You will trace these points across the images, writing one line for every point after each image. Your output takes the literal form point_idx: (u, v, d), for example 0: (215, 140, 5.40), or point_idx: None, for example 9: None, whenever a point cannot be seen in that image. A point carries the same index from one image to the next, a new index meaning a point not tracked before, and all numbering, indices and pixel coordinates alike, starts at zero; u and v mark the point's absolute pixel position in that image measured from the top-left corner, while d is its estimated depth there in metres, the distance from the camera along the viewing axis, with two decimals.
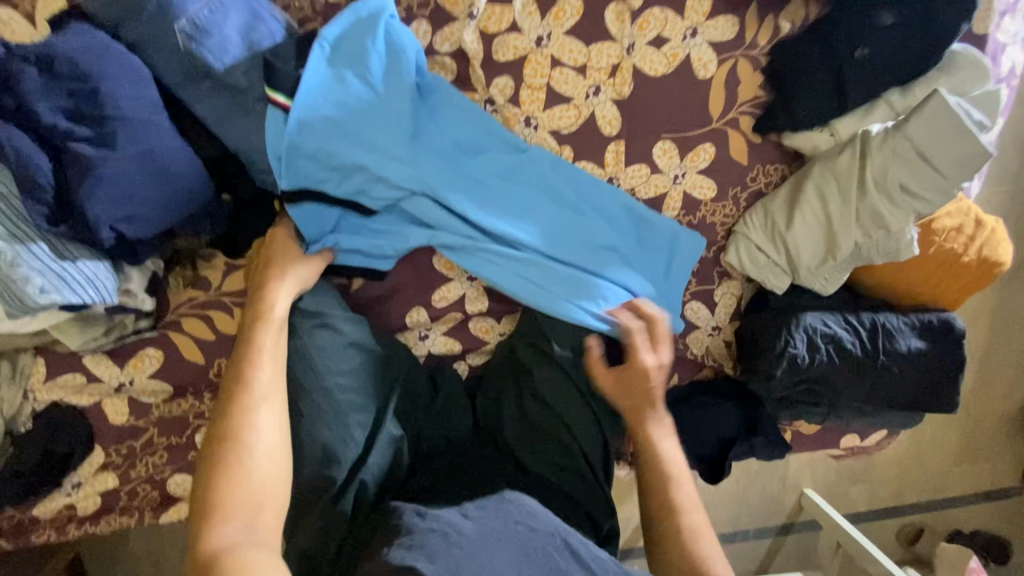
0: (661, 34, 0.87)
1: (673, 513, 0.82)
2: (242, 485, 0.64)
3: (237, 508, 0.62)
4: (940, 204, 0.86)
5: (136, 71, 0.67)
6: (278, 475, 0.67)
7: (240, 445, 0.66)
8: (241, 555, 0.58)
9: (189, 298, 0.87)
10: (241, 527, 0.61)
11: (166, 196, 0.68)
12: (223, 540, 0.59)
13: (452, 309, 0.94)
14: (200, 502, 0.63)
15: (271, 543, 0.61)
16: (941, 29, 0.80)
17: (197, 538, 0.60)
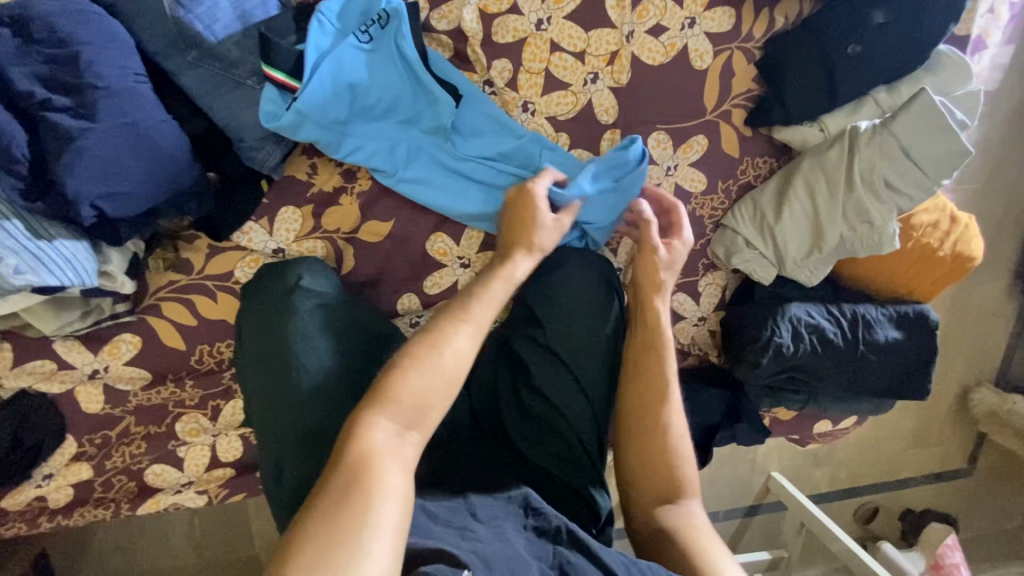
0: (660, 23, 0.87)
1: (654, 399, 0.85)
2: (411, 393, 0.66)
3: (398, 414, 0.65)
4: (919, 200, 0.89)
5: (117, 37, 0.62)
6: (447, 395, 0.69)
7: (431, 362, 0.69)
8: (380, 466, 0.60)
9: (170, 281, 0.83)
10: (390, 435, 0.63)
11: (152, 173, 0.64)
12: (374, 440, 0.62)
13: (445, 297, 0.93)
14: (372, 388, 0.67)
15: (406, 461, 0.63)
16: (925, 28, 0.83)
17: (356, 424, 0.63)
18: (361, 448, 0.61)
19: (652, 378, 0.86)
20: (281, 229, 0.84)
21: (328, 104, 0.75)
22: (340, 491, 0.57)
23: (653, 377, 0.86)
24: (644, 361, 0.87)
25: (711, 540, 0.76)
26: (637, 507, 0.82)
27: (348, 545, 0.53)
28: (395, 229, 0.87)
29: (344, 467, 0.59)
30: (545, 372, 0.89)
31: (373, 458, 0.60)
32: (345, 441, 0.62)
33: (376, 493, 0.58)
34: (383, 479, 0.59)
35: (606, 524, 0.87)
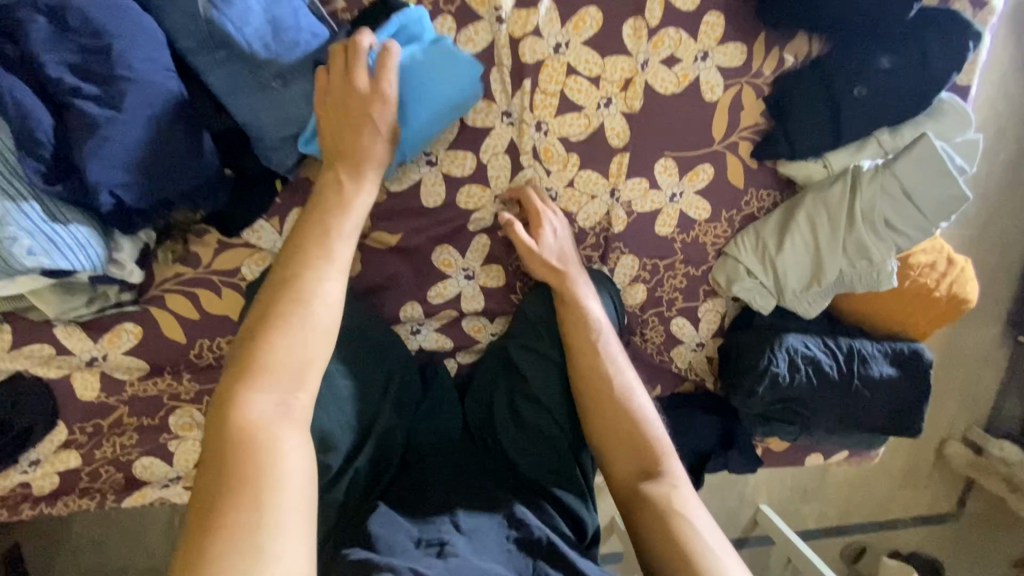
0: (674, 54, 0.90)
1: (598, 365, 0.86)
2: (280, 357, 0.62)
3: (272, 381, 0.61)
4: (918, 240, 0.91)
5: (150, 32, 0.64)
6: (320, 351, 0.65)
7: (299, 315, 0.65)
8: (269, 437, 0.57)
9: (176, 274, 0.84)
10: (268, 403, 0.60)
11: (169, 164, 0.66)
12: (254, 414, 0.58)
13: (447, 307, 0.97)
14: (237, 361, 0.62)
15: (299, 424, 0.60)
16: (929, 79, 0.86)
17: (227, 403, 0.59)
18: (237, 426, 0.57)
19: (589, 352, 0.87)
20: (290, 229, 0.85)
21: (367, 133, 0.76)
22: (221, 486, 0.53)
23: (589, 354, 0.87)
24: (588, 363, 0.86)
25: (696, 509, 0.74)
26: (619, 487, 0.80)
27: (246, 542, 0.50)
28: (402, 240, 0.91)
29: (225, 448, 0.56)
30: (542, 383, 0.90)
31: (257, 430, 0.57)
32: (220, 424, 0.57)
33: (268, 473, 0.55)
34: (274, 451, 0.56)
35: (593, 544, 0.85)
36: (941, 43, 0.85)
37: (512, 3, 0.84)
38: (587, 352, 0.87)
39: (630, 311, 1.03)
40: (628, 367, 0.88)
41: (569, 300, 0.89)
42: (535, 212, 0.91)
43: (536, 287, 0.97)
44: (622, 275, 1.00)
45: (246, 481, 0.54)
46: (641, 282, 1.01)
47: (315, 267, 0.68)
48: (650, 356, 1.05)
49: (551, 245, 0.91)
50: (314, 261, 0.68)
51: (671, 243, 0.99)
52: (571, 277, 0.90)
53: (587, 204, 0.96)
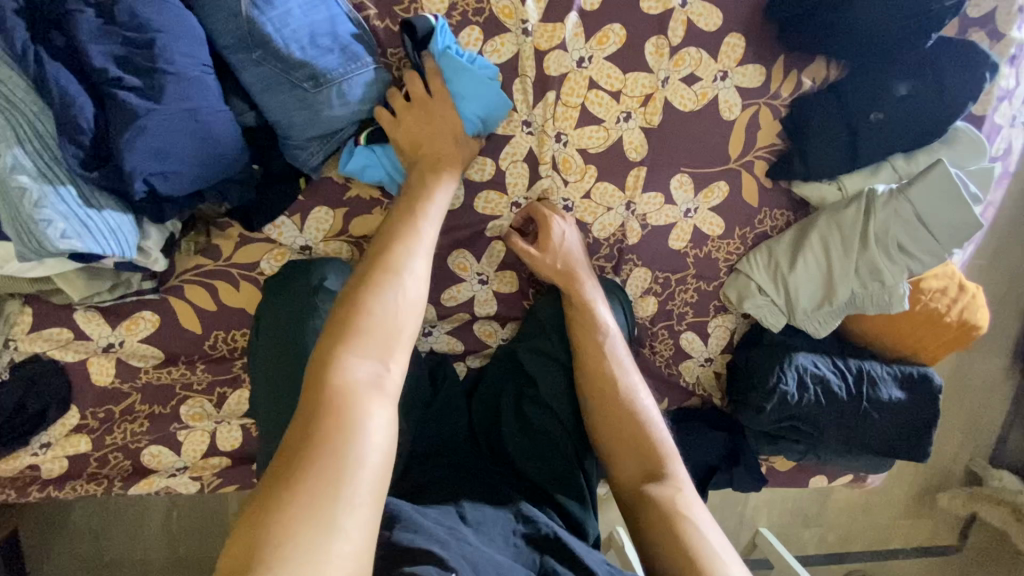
0: (694, 72, 0.92)
1: (605, 369, 0.87)
2: (375, 327, 0.66)
3: (374, 348, 0.64)
4: (931, 265, 0.91)
5: (191, 29, 0.66)
6: (410, 328, 0.68)
7: (385, 301, 0.67)
8: (361, 400, 0.59)
9: (196, 266, 0.85)
10: (364, 368, 0.62)
11: (204, 154, 0.68)
12: (348, 378, 0.60)
13: (459, 310, 0.98)
14: (336, 326, 0.65)
15: (389, 397, 0.61)
16: (946, 107, 0.88)
17: (327, 361, 0.62)
18: (335, 385, 0.59)
19: (595, 354, 0.88)
20: (310, 226, 0.86)
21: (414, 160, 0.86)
22: (316, 437, 0.55)
23: (596, 356, 0.88)
24: (595, 369, 0.87)
25: (699, 511, 0.75)
26: (623, 486, 0.81)
27: (327, 503, 0.51)
28: None
29: (323, 403, 0.58)
30: (551, 388, 0.90)
31: (353, 392, 0.59)
32: (319, 378, 0.60)
33: (357, 435, 0.56)
34: (362, 415, 0.58)
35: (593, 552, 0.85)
36: (957, 73, 0.87)
37: (539, 17, 0.87)
38: (593, 357, 0.88)
39: (641, 323, 1.04)
40: (632, 370, 0.89)
41: (578, 304, 0.91)
42: (549, 223, 0.92)
43: (547, 294, 0.98)
44: (634, 286, 1.01)
45: (336, 437, 0.55)
46: (652, 294, 1.02)
47: (403, 253, 0.73)
48: (659, 369, 1.05)
49: (569, 247, 0.93)
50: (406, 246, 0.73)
51: (683, 257, 1.00)
52: (582, 287, 0.92)
53: (603, 215, 0.97)
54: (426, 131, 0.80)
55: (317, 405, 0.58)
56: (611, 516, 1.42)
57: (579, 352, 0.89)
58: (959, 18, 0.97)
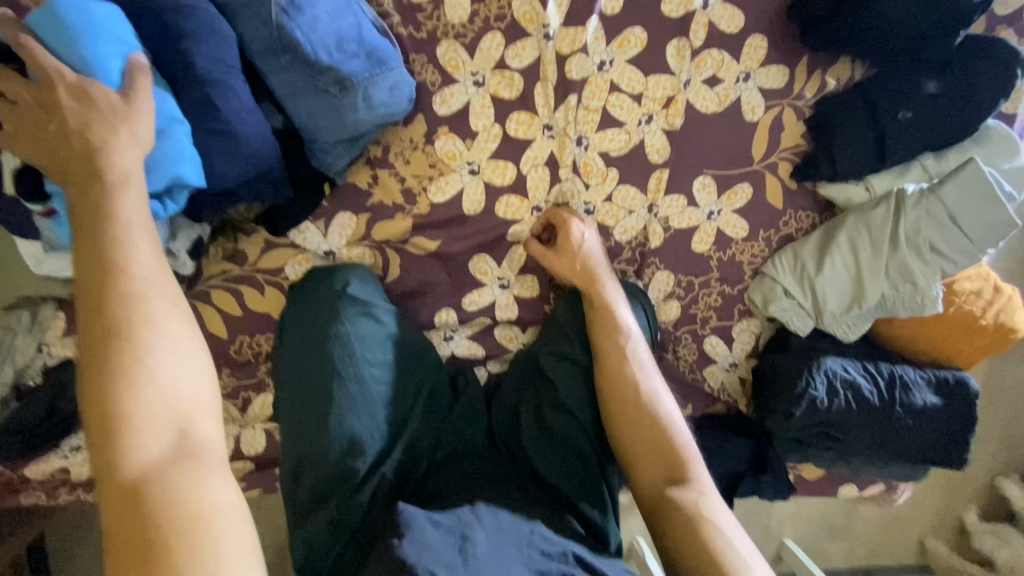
0: (716, 74, 0.92)
1: (626, 371, 0.86)
2: (139, 411, 0.53)
3: (142, 440, 0.52)
4: (965, 266, 0.88)
5: (222, 34, 0.70)
6: (192, 380, 0.56)
7: (141, 364, 0.54)
8: (187, 488, 0.52)
9: (223, 271, 0.87)
10: (169, 451, 0.53)
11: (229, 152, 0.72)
12: (143, 469, 0.51)
13: (480, 315, 0.98)
14: (95, 429, 0.52)
15: (216, 462, 0.55)
16: (978, 108, 0.86)
17: (111, 473, 0.51)
18: (133, 495, 0.50)
19: (615, 357, 0.87)
20: (335, 231, 0.88)
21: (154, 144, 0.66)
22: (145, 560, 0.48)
23: (616, 358, 0.87)
24: (616, 372, 0.86)
25: (724, 516, 0.73)
26: (644, 492, 0.78)
27: None
28: (441, 247, 0.93)
29: (134, 520, 0.49)
30: (571, 392, 0.89)
31: (169, 492, 0.51)
32: (115, 502, 0.50)
33: (196, 525, 0.50)
34: (195, 500, 0.52)
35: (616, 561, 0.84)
36: (990, 72, 0.85)
37: (561, 22, 0.87)
38: (614, 358, 0.87)
39: (664, 327, 1.03)
40: (654, 373, 0.88)
41: (600, 307, 0.90)
42: (569, 227, 0.92)
43: (568, 296, 0.98)
44: (657, 290, 1.01)
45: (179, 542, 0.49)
46: (675, 298, 1.01)
47: (128, 292, 0.55)
48: (683, 374, 1.04)
49: (591, 250, 0.93)
50: (130, 314, 0.55)
51: (706, 260, 0.99)
52: (602, 290, 0.91)
53: (625, 219, 0.97)
54: (74, 170, 0.58)
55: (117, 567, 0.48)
56: (633, 524, 1.41)
57: (601, 355, 0.88)
58: (987, 16, 0.96)
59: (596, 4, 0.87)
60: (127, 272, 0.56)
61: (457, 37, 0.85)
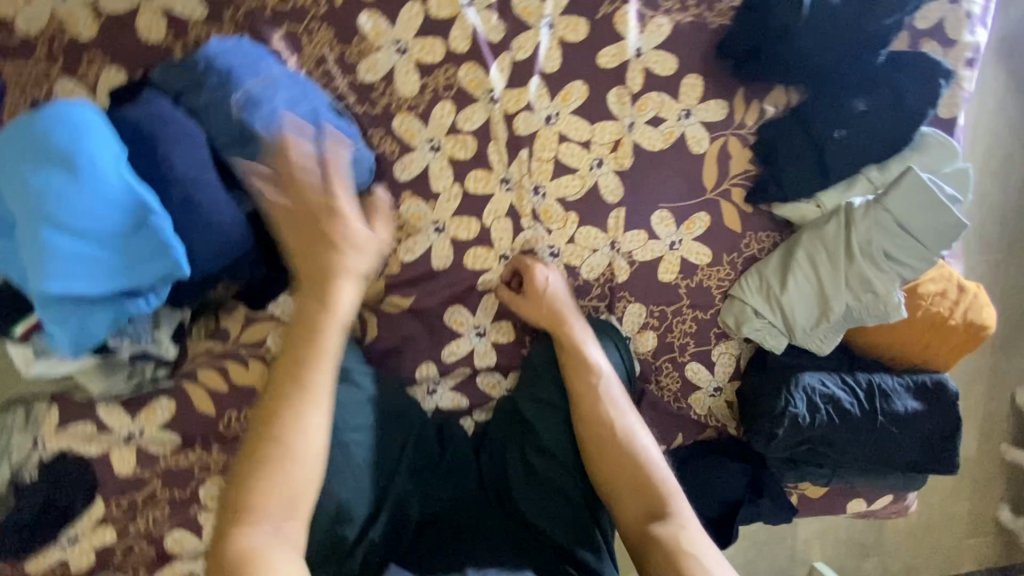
0: (659, 114, 0.97)
1: (600, 410, 0.87)
2: (264, 498, 0.65)
3: (274, 510, 0.65)
4: (923, 269, 0.90)
5: (192, 135, 0.73)
6: (313, 476, 0.68)
7: (284, 456, 0.67)
8: (262, 573, 0.60)
9: (207, 350, 0.91)
10: (268, 532, 0.64)
11: (208, 242, 0.74)
12: (251, 545, 0.62)
13: (461, 365, 1.00)
14: (231, 505, 0.66)
15: (295, 549, 0.65)
16: (906, 122, 0.91)
17: (223, 539, 0.63)
18: (228, 566, 0.61)
19: (587, 395, 0.88)
20: None
21: (146, 243, 0.66)
22: None
23: (590, 398, 0.88)
24: (591, 411, 0.87)
25: (705, 548, 0.73)
26: (628, 529, 0.79)
27: None
28: (415, 303, 0.97)
29: None
30: (552, 435, 0.91)
31: (251, 565, 0.60)
32: (220, 553, 0.62)
33: None
34: None
35: None
36: (914, 86, 0.90)
37: (505, 84, 0.93)
38: (588, 399, 0.88)
39: (643, 359, 1.04)
40: (629, 409, 0.89)
41: (572, 349, 0.92)
42: (535, 272, 0.96)
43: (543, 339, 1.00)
44: (631, 323, 1.03)
45: None
46: (650, 328, 1.03)
47: (296, 395, 0.69)
48: (667, 404, 1.05)
49: (557, 292, 0.95)
50: (304, 408, 0.69)
51: (675, 289, 1.02)
52: (571, 330, 0.93)
53: (589, 258, 1.00)
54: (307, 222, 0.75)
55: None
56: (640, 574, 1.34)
57: (574, 396, 0.90)
58: (909, 32, 1.01)
59: (535, 65, 0.93)
60: (318, 376, 0.71)
61: (410, 109, 0.92)
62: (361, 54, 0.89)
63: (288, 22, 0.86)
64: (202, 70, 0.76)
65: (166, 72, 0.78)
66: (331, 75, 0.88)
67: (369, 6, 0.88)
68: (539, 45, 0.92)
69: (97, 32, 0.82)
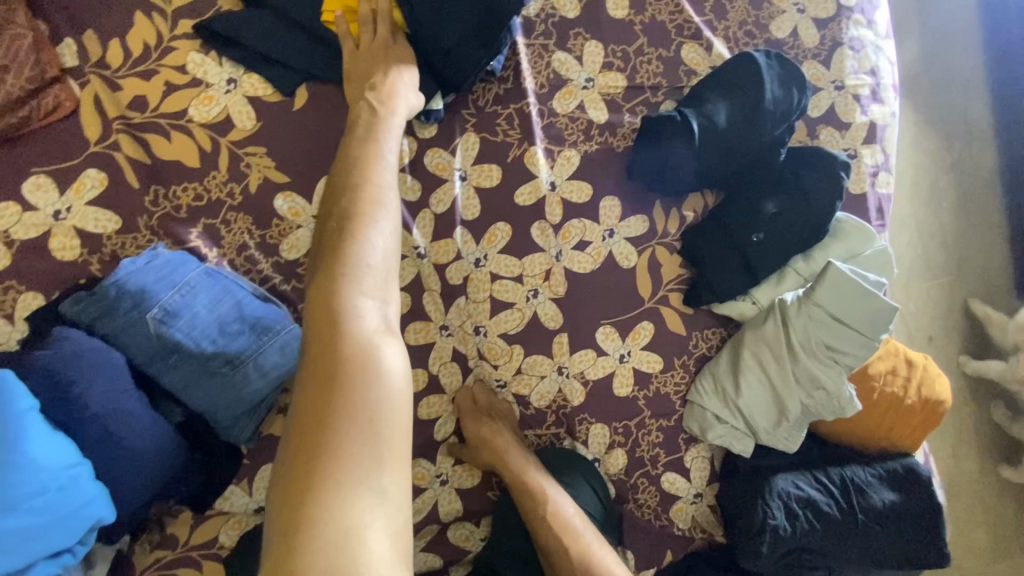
0: (584, 238, 0.99)
1: (576, 557, 0.86)
2: (359, 301, 0.60)
3: (370, 286, 0.62)
4: (867, 355, 0.91)
5: (108, 365, 0.73)
6: (392, 284, 0.64)
7: (382, 329, 0.60)
8: (373, 358, 0.57)
9: (154, 562, 0.82)
10: (385, 338, 0.59)
11: (136, 468, 0.72)
12: (360, 335, 0.58)
13: (429, 523, 0.95)
14: (315, 322, 0.59)
15: (397, 341, 0.60)
16: (816, 217, 0.94)
17: (325, 334, 0.58)
18: (341, 357, 0.56)
19: (563, 545, 0.86)
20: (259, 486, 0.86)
21: (62, 500, 0.64)
22: (334, 421, 0.53)
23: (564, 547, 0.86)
24: (569, 562, 0.86)
25: None
26: None
27: (347, 521, 0.49)
28: None
29: (330, 381, 0.55)
30: None
31: (366, 355, 0.57)
32: (322, 363, 0.56)
33: (374, 412, 0.54)
34: (378, 385, 0.56)
35: None
36: (817, 182, 0.94)
37: (429, 238, 0.95)
38: (564, 554, 0.86)
39: (616, 478, 1.01)
40: (604, 546, 0.88)
41: (537, 501, 0.89)
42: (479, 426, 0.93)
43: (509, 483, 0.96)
44: (597, 444, 1.00)
45: (351, 417, 0.53)
46: (618, 446, 1.00)
47: (369, 207, 0.68)
48: (650, 522, 1.01)
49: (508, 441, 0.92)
50: (357, 322, 0.58)
51: (634, 402, 1.00)
52: (535, 477, 0.91)
53: (538, 385, 0.99)
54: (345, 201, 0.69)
55: (299, 432, 0.53)
56: None
57: (546, 549, 0.88)
58: (804, 122, 1.07)
59: (455, 215, 0.96)
60: (365, 243, 0.64)
61: None
62: (283, 234, 0.90)
63: (204, 218, 0.88)
64: (114, 295, 0.77)
65: (77, 303, 0.78)
66: (254, 259, 0.89)
67: (283, 188, 0.90)
68: (455, 195, 0.96)
69: (10, 261, 0.82)
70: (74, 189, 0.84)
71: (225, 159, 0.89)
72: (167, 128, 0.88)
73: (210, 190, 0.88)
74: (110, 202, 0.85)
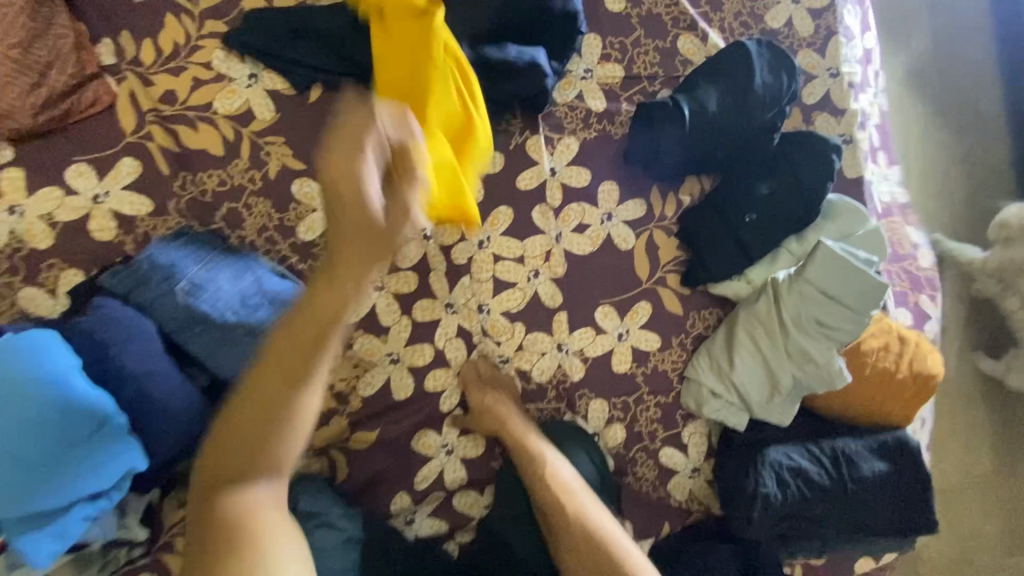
0: (583, 221, 1.04)
1: (571, 515, 0.89)
2: (264, 447, 0.61)
3: (281, 445, 0.62)
4: (857, 330, 0.93)
5: (140, 330, 0.80)
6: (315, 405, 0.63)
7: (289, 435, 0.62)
8: (247, 502, 0.62)
9: (181, 518, 0.89)
10: (268, 485, 0.63)
11: (163, 422, 0.78)
12: (249, 498, 0.62)
13: (434, 489, 1.00)
14: (202, 471, 0.63)
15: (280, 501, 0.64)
16: (806, 201, 0.98)
17: (209, 488, 0.62)
18: (227, 502, 0.61)
19: (559, 503, 0.91)
20: None
21: (90, 448, 0.70)
22: (212, 548, 0.59)
23: (562, 506, 0.90)
24: (565, 522, 0.89)
25: None
26: None
27: None
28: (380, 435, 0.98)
29: (217, 521, 0.60)
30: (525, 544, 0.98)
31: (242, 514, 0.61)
32: (206, 502, 0.62)
33: (253, 547, 0.60)
34: (259, 541, 0.61)
35: None
36: (808, 165, 0.98)
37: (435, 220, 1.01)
38: (560, 513, 0.90)
39: (615, 452, 1.04)
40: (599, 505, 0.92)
41: (536, 463, 0.94)
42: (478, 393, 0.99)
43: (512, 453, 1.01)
44: (596, 418, 1.04)
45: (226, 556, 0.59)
46: (616, 421, 1.04)
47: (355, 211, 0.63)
48: (648, 494, 1.04)
49: (508, 407, 0.98)
50: (248, 465, 0.61)
51: (632, 379, 1.04)
52: (532, 441, 0.97)
53: (540, 361, 1.04)
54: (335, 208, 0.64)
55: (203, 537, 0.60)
56: None
57: (545, 511, 0.92)
58: (799, 109, 1.10)
59: None
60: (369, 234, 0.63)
61: None
62: (299, 217, 0.97)
63: (228, 202, 0.95)
64: (147, 269, 0.85)
65: (114, 276, 0.85)
66: (274, 240, 0.96)
67: (299, 175, 0.97)
68: None
69: (53, 241, 0.90)
70: (110, 176, 0.92)
71: (247, 149, 0.96)
72: (194, 119, 0.95)
73: (233, 176, 0.95)
74: (142, 187, 0.93)
